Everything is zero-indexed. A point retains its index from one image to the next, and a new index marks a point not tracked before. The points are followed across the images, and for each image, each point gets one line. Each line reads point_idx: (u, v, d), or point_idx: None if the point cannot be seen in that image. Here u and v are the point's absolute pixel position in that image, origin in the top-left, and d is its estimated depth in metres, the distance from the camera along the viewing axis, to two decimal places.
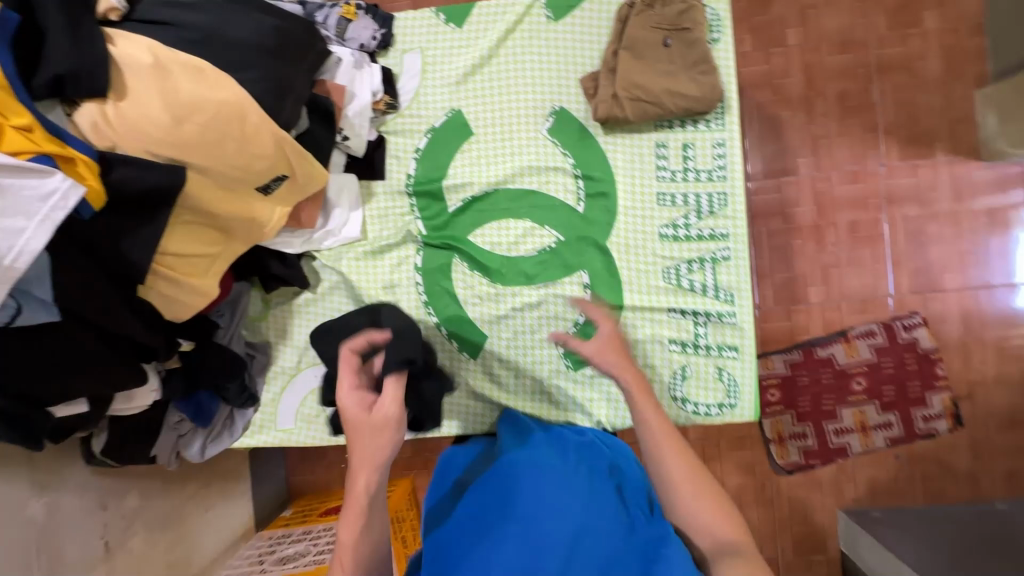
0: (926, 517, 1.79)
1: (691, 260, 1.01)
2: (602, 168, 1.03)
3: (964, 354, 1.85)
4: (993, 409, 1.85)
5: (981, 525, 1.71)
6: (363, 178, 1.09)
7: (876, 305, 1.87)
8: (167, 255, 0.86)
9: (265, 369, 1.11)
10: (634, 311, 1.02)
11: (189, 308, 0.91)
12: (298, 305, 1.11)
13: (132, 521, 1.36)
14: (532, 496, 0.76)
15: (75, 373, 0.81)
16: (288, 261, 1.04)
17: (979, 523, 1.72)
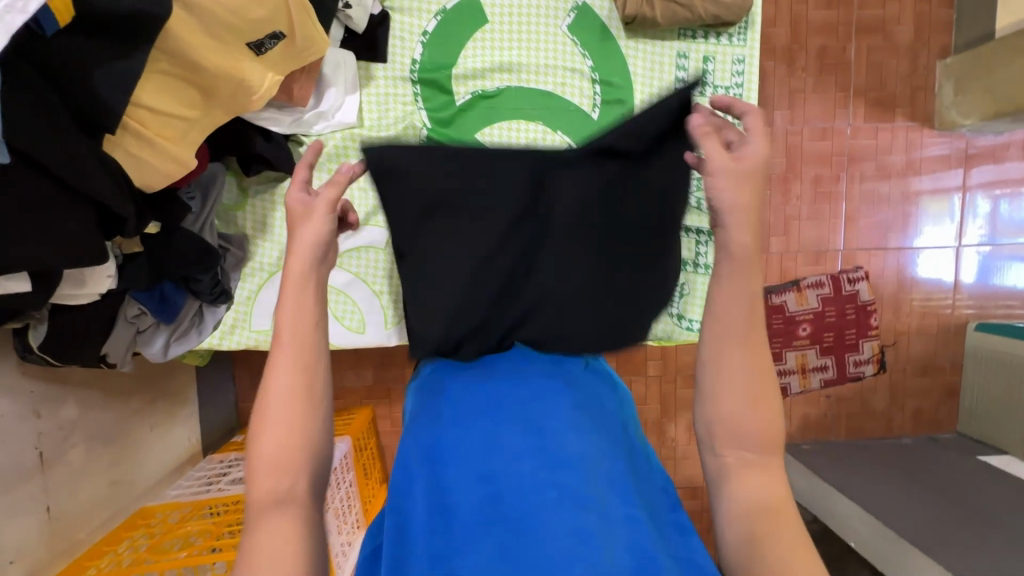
0: (847, 448, 2.01)
1: (700, 178, 1.02)
2: (621, 75, 1.00)
3: (895, 307, 2.04)
4: (912, 357, 2.07)
5: (892, 453, 1.95)
6: (361, 59, 0.99)
7: (826, 259, 2.01)
8: (140, 107, 0.73)
9: (241, 266, 1.02)
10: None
11: (163, 178, 0.79)
12: (280, 196, 1.01)
13: (71, 432, 1.24)
14: (547, 413, 0.70)
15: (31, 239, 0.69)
16: (274, 141, 0.94)
17: (890, 452, 1.95)
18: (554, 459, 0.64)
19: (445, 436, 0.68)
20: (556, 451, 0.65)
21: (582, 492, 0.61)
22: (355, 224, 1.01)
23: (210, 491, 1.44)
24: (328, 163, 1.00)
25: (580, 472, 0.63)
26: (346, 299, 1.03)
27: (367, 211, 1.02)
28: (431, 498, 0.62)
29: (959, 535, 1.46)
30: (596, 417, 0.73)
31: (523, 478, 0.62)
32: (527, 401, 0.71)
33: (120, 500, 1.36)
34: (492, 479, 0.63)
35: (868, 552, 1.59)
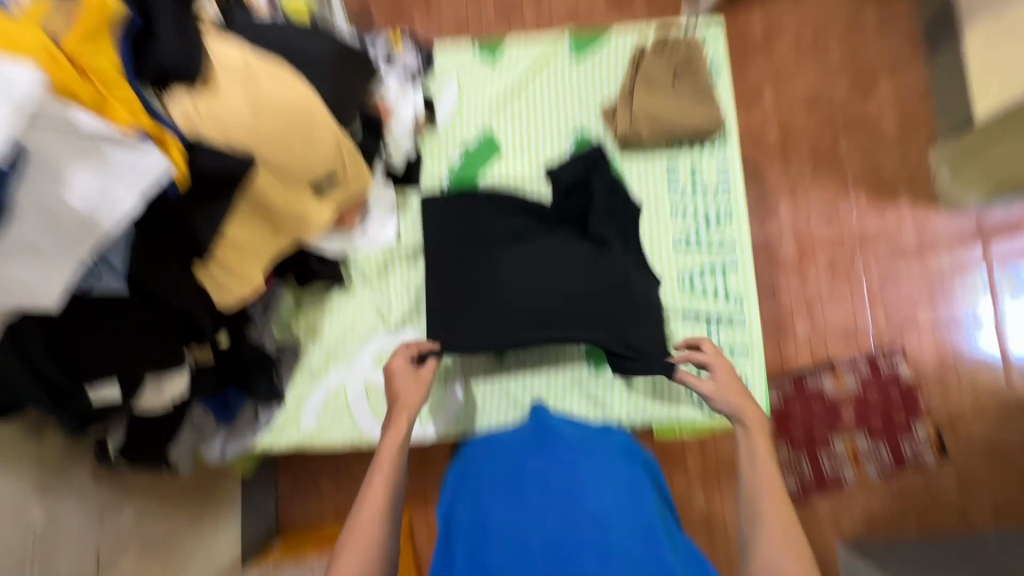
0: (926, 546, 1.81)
1: (703, 267, 1.11)
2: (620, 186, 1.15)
3: (943, 385, 1.96)
4: (974, 438, 1.93)
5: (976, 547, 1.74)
6: (398, 188, 1.18)
7: (857, 339, 1.99)
8: (225, 241, 0.91)
9: (294, 368, 1.14)
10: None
11: (235, 296, 0.94)
12: (329, 305, 1.15)
13: (128, 540, 1.31)
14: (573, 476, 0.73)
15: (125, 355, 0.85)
16: (327, 260, 1.11)
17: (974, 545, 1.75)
18: (573, 516, 0.66)
19: (479, 505, 0.73)
20: (570, 508, 0.67)
21: (664, 555, 0.64)
22: (393, 327, 1.14)
23: None
24: (370, 276, 1.15)
25: (661, 546, 0.65)
26: (385, 396, 1.13)
27: (403, 314, 1.14)
28: (506, 542, 0.65)
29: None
30: (624, 476, 0.78)
31: (552, 538, 0.63)
32: (550, 465, 0.75)
33: None
34: (567, 532, 0.64)
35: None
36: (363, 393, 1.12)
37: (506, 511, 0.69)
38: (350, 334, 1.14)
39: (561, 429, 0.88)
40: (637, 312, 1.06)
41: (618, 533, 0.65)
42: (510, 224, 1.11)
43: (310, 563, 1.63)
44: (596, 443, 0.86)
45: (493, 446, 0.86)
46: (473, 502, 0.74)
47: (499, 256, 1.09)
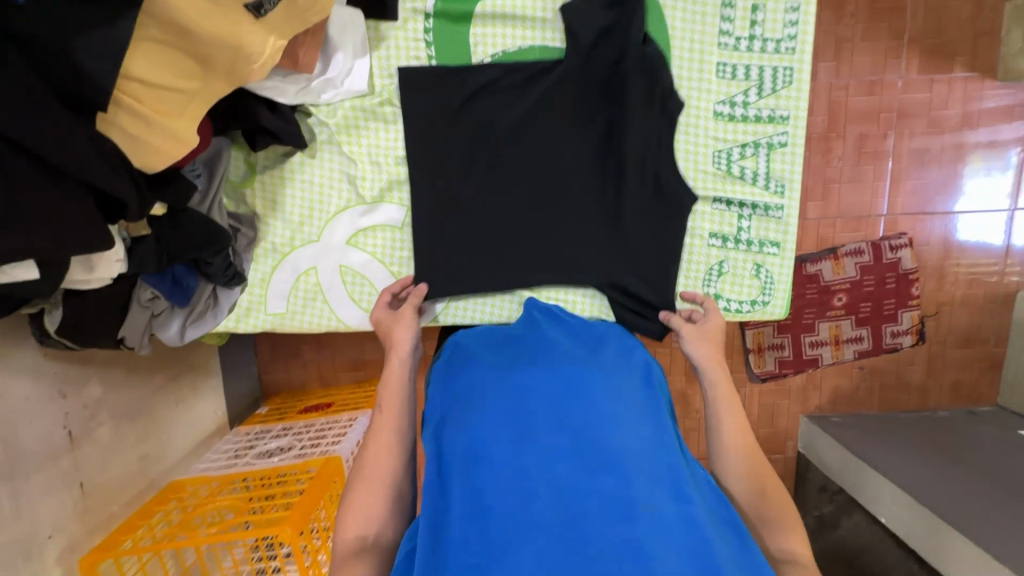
0: (883, 421, 1.92)
1: (745, 144, 0.92)
2: (659, 30, 0.89)
3: (939, 276, 1.91)
4: (954, 327, 1.95)
5: (929, 425, 1.86)
6: (369, 17, 0.89)
7: (866, 225, 1.88)
8: (133, 79, 0.67)
9: (253, 246, 0.97)
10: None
11: (161, 156, 0.73)
12: (289, 170, 0.94)
13: (97, 411, 1.25)
14: (585, 410, 0.69)
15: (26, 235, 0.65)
16: (281, 113, 0.87)
17: (927, 424, 1.87)
18: (590, 457, 0.63)
19: (475, 427, 0.69)
20: (587, 450, 0.64)
21: (689, 505, 0.61)
22: (369, 200, 0.95)
23: (237, 465, 1.48)
24: (338, 135, 0.92)
25: (686, 496, 0.62)
26: (363, 280, 0.98)
27: (381, 186, 0.95)
28: (516, 480, 0.62)
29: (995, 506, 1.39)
30: (636, 399, 0.74)
31: (562, 482, 0.61)
32: (557, 400, 0.71)
33: (151, 473, 1.41)
34: (579, 483, 0.61)
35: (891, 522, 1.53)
36: (337, 275, 0.98)
37: (508, 445, 0.66)
38: (318, 208, 0.96)
39: (570, 351, 0.80)
40: (669, 257, 0.95)
41: (636, 482, 0.61)
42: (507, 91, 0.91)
43: (294, 427, 1.66)
44: (614, 367, 0.78)
45: (488, 364, 0.80)
46: (469, 424, 0.70)
47: (493, 157, 0.93)
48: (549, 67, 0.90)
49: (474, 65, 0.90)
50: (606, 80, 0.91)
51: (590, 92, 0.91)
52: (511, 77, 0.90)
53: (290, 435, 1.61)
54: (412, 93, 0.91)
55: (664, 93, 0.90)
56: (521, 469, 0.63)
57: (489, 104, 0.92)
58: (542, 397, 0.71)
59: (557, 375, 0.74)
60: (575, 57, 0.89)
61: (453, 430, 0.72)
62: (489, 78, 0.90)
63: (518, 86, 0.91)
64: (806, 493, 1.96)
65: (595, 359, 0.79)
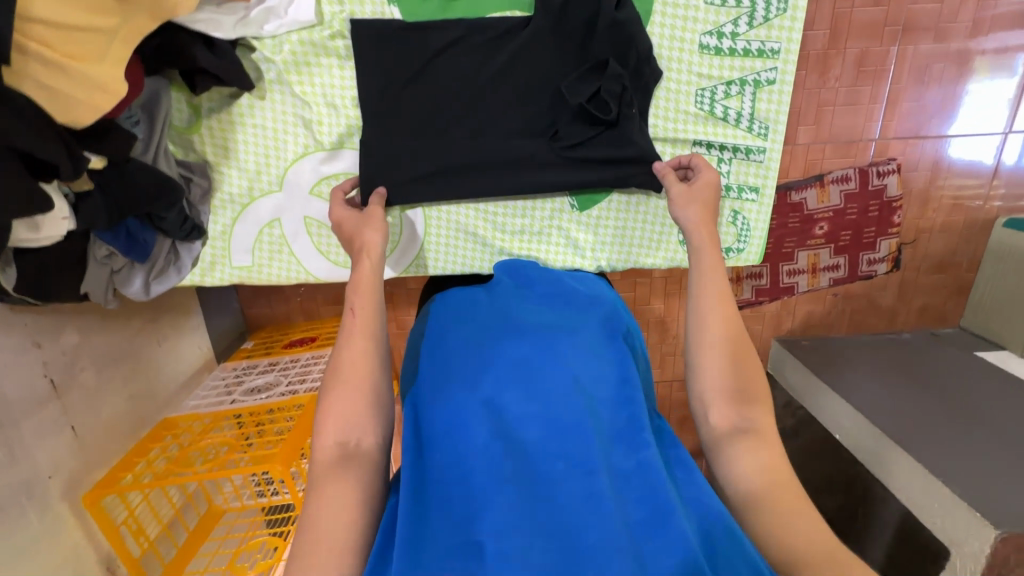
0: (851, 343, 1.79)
1: (730, 82, 0.86)
2: None
3: (923, 201, 1.67)
4: (927, 254, 1.73)
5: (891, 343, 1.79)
6: None
7: (859, 150, 1.61)
8: (36, 24, 0.60)
9: (209, 197, 0.92)
10: (620, 193, 0.93)
11: (89, 109, 0.66)
12: (238, 113, 0.86)
13: (77, 357, 1.26)
14: (556, 375, 0.71)
15: None
16: (219, 50, 0.78)
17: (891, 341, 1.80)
18: (563, 421, 0.66)
19: (454, 397, 0.70)
20: (559, 415, 0.67)
21: (646, 454, 0.66)
22: (329, 147, 0.89)
23: (226, 402, 1.52)
24: (287, 74, 0.84)
25: (643, 443, 0.67)
26: (329, 231, 0.95)
27: (340, 131, 0.88)
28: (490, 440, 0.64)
29: (952, 431, 1.36)
30: (607, 358, 0.76)
31: (536, 447, 0.65)
32: (531, 364, 0.72)
33: (143, 411, 1.45)
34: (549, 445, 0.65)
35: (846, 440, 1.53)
36: (302, 226, 0.94)
37: (483, 411, 0.68)
38: (274, 155, 0.89)
39: (546, 317, 0.81)
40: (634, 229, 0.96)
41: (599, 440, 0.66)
42: (475, 37, 0.83)
43: (281, 362, 1.69)
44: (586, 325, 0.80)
45: (462, 330, 0.80)
46: (447, 394, 0.71)
47: (459, 112, 0.87)
48: (519, 25, 0.82)
49: (436, 21, 0.82)
50: (580, 38, 0.82)
51: (560, 51, 0.83)
52: (479, 35, 0.83)
53: (277, 371, 1.65)
54: (374, 52, 0.83)
55: (619, 53, 0.82)
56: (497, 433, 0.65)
57: (456, 61, 0.84)
58: (515, 361, 0.73)
59: (531, 338, 0.75)
60: (546, 17, 0.81)
61: (427, 398, 0.73)
62: (455, 35, 0.83)
63: (488, 44, 0.83)
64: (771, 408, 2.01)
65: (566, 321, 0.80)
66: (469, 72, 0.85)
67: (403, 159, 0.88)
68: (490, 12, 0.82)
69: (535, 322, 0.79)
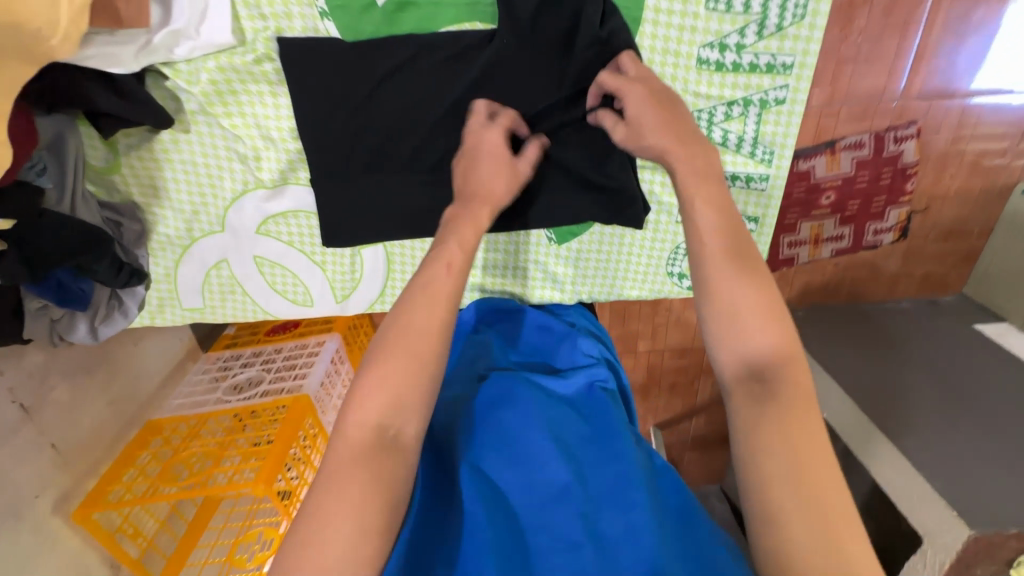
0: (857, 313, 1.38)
1: (732, 102, 0.73)
2: None
3: (941, 167, 1.22)
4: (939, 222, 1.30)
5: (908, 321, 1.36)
6: None
7: (878, 112, 1.16)
8: None
9: (145, 240, 0.82)
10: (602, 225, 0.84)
11: None
12: (161, 149, 0.75)
13: (46, 375, 1.17)
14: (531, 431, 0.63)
15: None
16: (121, 86, 0.65)
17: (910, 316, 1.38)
18: (544, 492, 0.59)
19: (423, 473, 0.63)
20: (537, 483, 0.60)
21: (637, 514, 0.56)
22: (271, 184, 0.78)
23: (212, 403, 1.41)
24: (211, 106, 0.71)
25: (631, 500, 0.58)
26: (284, 271, 0.86)
27: (280, 167, 0.76)
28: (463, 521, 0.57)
29: (961, 437, 1.04)
30: (589, 405, 0.70)
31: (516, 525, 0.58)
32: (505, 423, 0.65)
33: (128, 412, 1.38)
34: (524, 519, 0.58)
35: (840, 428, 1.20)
36: (253, 266, 0.86)
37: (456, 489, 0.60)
38: (209, 194, 0.79)
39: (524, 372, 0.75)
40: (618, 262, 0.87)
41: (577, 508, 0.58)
42: (429, 56, 0.69)
43: (265, 351, 1.57)
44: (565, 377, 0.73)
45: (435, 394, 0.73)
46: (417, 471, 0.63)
47: (416, 144, 0.74)
48: (479, 42, 0.68)
49: (382, 39, 0.68)
50: (555, 56, 0.69)
51: (530, 70, 0.70)
52: (434, 55, 0.69)
53: (260, 363, 1.53)
54: (312, 73, 0.69)
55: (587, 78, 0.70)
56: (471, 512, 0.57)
57: (408, 87, 0.71)
58: (487, 422, 0.65)
59: (504, 389, 0.68)
60: (513, 32, 0.67)
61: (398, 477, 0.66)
62: (404, 55, 0.69)
63: (446, 66, 0.70)
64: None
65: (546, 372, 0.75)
66: (424, 97, 0.71)
67: (359, 192, 0.77)
68: (444, 26, 0.68)
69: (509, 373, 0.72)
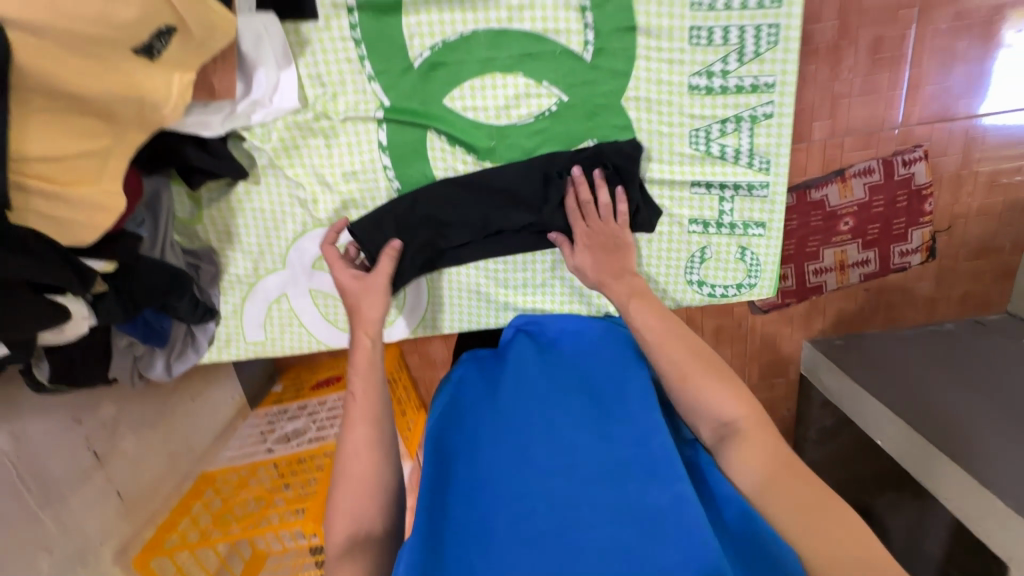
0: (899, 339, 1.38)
1: (725, 119, 0.82)
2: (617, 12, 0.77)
3: (956, 185, 1.28)
4: (967, 241, 1.34)
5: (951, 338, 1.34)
6: (285, 18, 0.77)
7: (879, 141, 1.24)
8: (31, 163, 0.59)
9: (218, 280, 0.94)
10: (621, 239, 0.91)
11: (92, 230, 0.69)
12: (236, 201, 0.89)
13: (118, 425, 1.22)
14: (568, 424, 0.66)
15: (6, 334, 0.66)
16: (211, 147, 0.80)
17: (955, 334, 1.36)
18: (580, 471, 0.60)
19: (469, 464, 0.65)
20: (573, 463, 0.61)
21: (681, 488, 0.57)
22: (326, 222, 0.89)
23: (261, 453, 1.47)
24: (279, 160, 0.85)
25: (674, 474, 0.59)
26: (336, 301, 0.96)
27: (335, 207, 0.88)
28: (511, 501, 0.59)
29: None
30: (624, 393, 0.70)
31: (556, 500, 0.58)
32: (542, 415, 0.67)
33: (182, 466, 1.40)
34: (572, 498, 0.58)
35: (897, 454, 1.16)
36: (308, 299, 0.96)
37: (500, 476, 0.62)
38: (275, 235, 0.91)
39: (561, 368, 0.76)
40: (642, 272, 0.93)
41: (625, 487, 0.58)
42: (457, 102, 0.82)
43: (310, 405, 1.63)
44: (605, 371, 0.75)
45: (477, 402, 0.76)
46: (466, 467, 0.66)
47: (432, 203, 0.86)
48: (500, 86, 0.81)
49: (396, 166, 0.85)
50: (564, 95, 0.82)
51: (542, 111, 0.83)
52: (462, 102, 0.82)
53: (306, 415, 1.59)
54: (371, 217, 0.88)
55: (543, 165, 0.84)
56: (510, 500, 0.59)
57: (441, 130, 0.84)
58: (525, 421, 0.67)
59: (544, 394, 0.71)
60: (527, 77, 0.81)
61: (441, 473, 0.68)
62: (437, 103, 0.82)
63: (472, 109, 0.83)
64: (798, 425, 1.57)
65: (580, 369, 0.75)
66: (456, 138, 0.84)
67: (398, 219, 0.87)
68: (469, 77, 0.81)
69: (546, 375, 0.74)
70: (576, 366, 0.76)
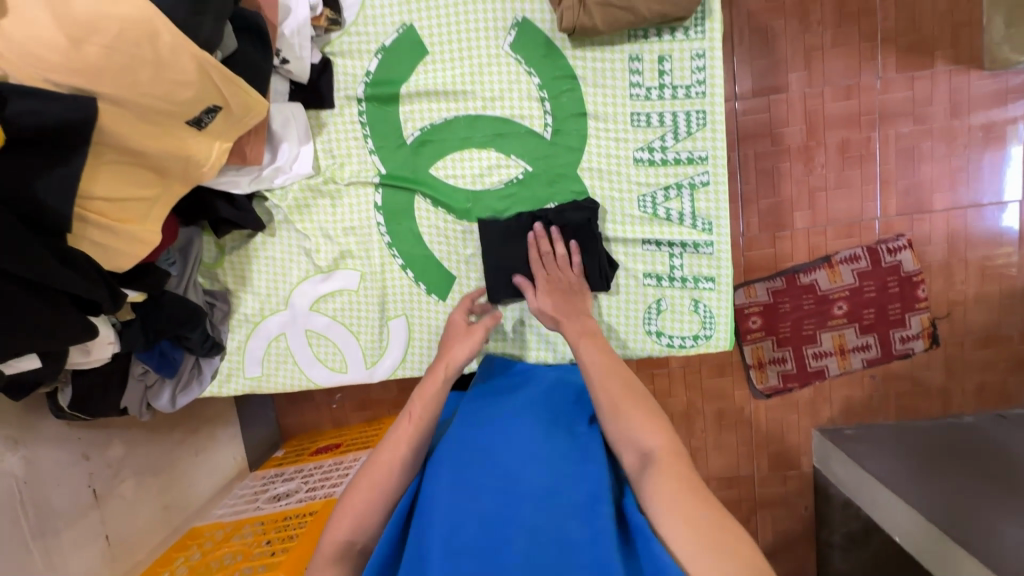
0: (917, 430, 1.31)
1: (668, 186, 0.95)
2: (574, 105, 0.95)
3: (947, 274, 1.31)
4: (968, 331, 1.34)
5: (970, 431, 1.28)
6: (310, 108, 0.99)
7: (862, 230, 1.31)
8: (94, 199, 0.76)
9: (228, 318, 1.08)
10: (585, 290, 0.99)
11: (130, 258, 0.83)
12: (253, 249, 1.05)
13: (121, 467, 1.23)
14: (515, 455, 0.73)
15: (45, 338, 0.77)
16: (238, 203, 0.97)
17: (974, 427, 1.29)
18: (514, 497, 0.67)
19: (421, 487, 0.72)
20: (511, 490, 0.68)
21: (600, 525, 0.63)
22: (325, 269, 1.04)
23: (249, 511, 1.32)
24: (291, 216, 1.02)
25: (597, 511, 0.65)
26: (327, 341, 1.07)
27: (334, 256, 1.03)
28: (449, 514, 0.66)
29: None
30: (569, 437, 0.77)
31: (487, 518, 0.65)
32: (492, 446, 0.75)
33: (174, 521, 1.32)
34: (505, 518, 0.65)
35: (909, 547, 1.04)
36: (302, 338, 1.07)
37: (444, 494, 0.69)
38: (281, 280, 1.06)
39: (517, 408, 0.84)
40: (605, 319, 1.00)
41: (552, 516, 0.65)
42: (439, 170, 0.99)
43: (308, 468, 1.47)
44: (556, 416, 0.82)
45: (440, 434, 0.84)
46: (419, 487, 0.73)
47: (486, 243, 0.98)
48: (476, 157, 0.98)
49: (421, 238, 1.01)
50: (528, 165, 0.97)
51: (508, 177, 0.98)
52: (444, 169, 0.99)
53: (300, 476, 1.43)
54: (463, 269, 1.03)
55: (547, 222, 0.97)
56: (448, 516, 0.66)
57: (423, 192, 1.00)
58: (478, 450, 0.74)
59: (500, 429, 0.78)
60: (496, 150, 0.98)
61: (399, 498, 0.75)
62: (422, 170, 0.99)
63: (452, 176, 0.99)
64: (818, 527, 1.42)
65: (535, 411, 0.83)
66: (438, 198, 0.99)
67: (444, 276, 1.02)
68: (451, 151, 0.99)
69: (505, 414, 0.82)
70: (531, 408, 0.83)
